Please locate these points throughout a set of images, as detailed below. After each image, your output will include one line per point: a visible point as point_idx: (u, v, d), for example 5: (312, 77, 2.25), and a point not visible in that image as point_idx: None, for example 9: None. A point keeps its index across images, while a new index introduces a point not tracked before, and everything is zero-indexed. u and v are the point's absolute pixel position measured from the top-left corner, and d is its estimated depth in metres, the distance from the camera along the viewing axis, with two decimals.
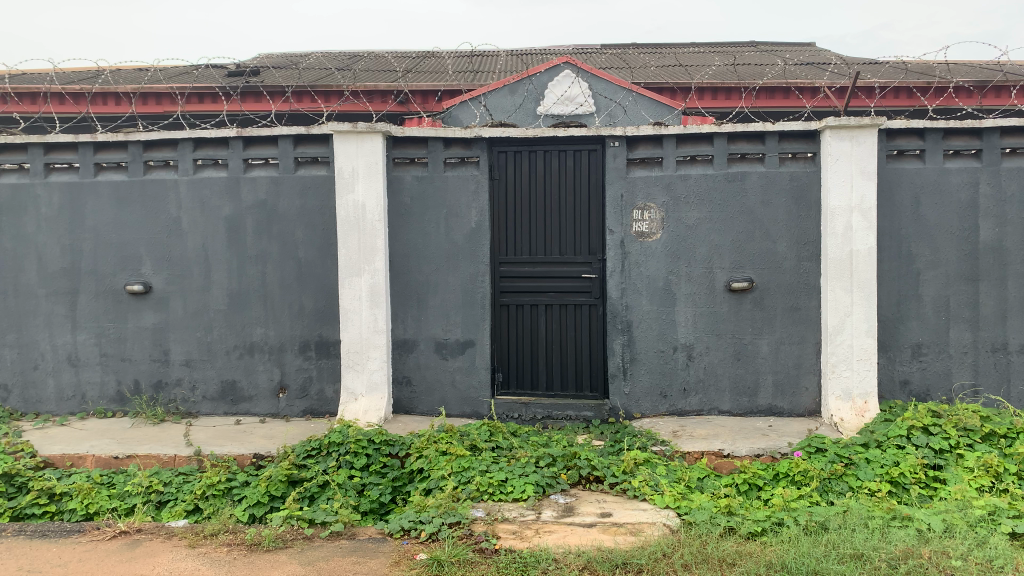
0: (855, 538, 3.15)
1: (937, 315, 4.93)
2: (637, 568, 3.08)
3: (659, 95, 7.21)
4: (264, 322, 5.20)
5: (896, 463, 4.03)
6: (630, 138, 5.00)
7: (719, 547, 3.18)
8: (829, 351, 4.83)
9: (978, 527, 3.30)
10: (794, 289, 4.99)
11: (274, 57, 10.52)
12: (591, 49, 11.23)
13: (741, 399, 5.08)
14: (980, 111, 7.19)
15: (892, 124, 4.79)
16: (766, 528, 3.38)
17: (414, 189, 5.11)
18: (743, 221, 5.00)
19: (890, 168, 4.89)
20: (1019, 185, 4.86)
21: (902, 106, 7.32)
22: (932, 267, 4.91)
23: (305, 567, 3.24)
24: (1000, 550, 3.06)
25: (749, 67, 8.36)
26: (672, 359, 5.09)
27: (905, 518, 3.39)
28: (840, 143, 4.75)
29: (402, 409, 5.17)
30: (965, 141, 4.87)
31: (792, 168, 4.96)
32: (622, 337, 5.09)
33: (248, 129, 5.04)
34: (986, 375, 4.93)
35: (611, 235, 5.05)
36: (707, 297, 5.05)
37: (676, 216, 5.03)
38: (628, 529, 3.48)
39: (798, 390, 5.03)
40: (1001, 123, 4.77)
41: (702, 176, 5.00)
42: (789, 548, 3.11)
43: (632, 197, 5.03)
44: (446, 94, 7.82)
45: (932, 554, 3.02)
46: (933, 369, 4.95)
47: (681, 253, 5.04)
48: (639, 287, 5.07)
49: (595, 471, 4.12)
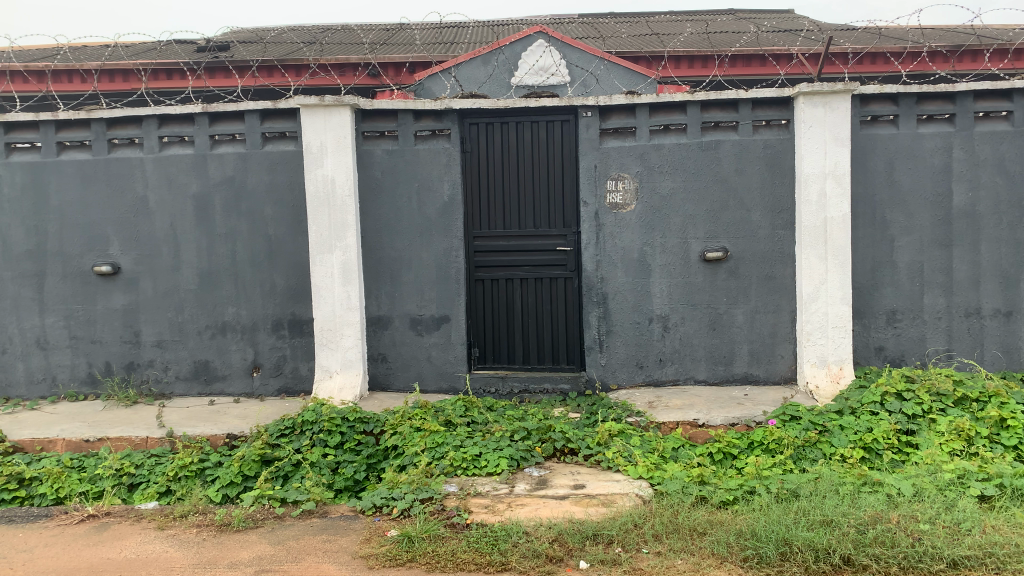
0: (825, 504, 3.15)
1: (912, 281, 4.93)
2: (607, 539, 3.08)
3: (633, 64, 7.13)
4: (236, 301, 5.14)
5: (869, 429, 4.04)
6: (602, 107, 4.94)
7: (690, 516, 3.19)
8: (804, 319, 4.83)
9: (947, 491, 3.32)
10: (769, 258, 4.98)
11: (242, 32, 10.36)
12: (566, 18, 11.07)
13: (717, 367, 5.07)
14: (954, 76, 7.17)
15: (865, 89, 4.75)
16: (737, 497, 3.39)
17: (385, 163, 5.04)
18: (717, 191, 4.97)
19: (864, 134, 4.86)
20: (992, 148, 4.84)
21: (876, 72, 7.28)
22: (906, 233, 4.90)
23: (275, 546, 3.22)
24: (968, 513, 3.07)
25: (723, 35, 8.28)
26: (649, 330, 5.07)
27: (875, 484, 3.41)
28: (813, 109, 4.71)
29: (377, 386, 5.14)
30: (939, 105, 4.83)
31: (766, 137, 4.92)
32: (598, 309, 5.06)
33: (214, 105, 4.94)
34: (959, 340, 4.94)
35: (585, 208, 5.01)
36: (682, 268, 5.03)
37: (650, 186, 4.99)
38: (600, 500, 3.47)
39: (773, 358, 5.03)
40: (974, 87, 4.75)
41: (676, 145, 4.95)
42: (759, 517, 3.11)
43: (606, 168, 4.98)
44: (417, 66, 7.72)
45: (900, 519, 3.03)
46: (907, 334, 4.95)
47: (656, 224, 5.01)
48: (615, 259, 5.03)
49: (569, 443, 4.10)
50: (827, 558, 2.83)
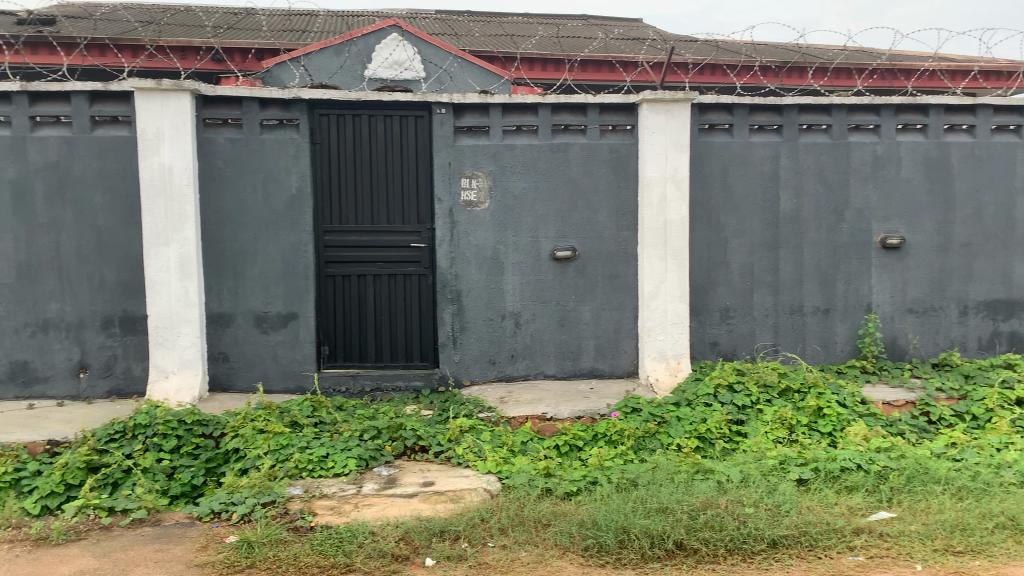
0: (661, 492, 3.31)
1: (742, 281, 5.27)
2: (453, 535, 3.10)
3: (486, 63, 7.18)
4: (59, 296, 4.75)
5: (703, 419, 4.28)
6: (456, 105, 4.95)
7: (535, 509, 3.27)
8: (646, 316, 5.04)
9: (769, 476, 3.58)
10: (614, 257, 5.17)
11: (69, 6, 9.57)
12: (422, 13, 11.00)
13: (565, 363, 5.21)
14: (781, 90, 7.71)
15: (702, 99, 5.03)
16: (580, 488, 3.51)
17: (228, 153, 4.82)
18: (566, 191, 5.10)
19: (701, 141, 5.14)
20: (813, 159, 5.25)
21: (713, 83, 7.70)
22: (738, 236, 5.23)
23: (99, 559, 3.00)
24: (787, 496, 3.33)
25: (573, 40, 8.50)
26: (500, 326, 5.13)
27: (706, 472, 3.62)
28: (656, 116, 4.94)
29: (219, 386, 4.91)
30: (768, 117, 5.19)
31: (612, 141, 5.11)
32: (451, 306, 5.07)
33: (34, 83, 4.54)
34: (784, 335, 5.33)
35: (438, 204, 5.00)
36: (533, 265, 5.13)
37: (502, 184, 5.05)
38: (449, 497, 3.49)
39: (618, 353, 5.23)
40: (798, 101, 5.14)
41: (527, 145, 5.04)
42: (599, 507, 3.23)
43: (459, 165, 4.99)
44: (264, 53, 7.43)
45: (727, 504, 3.23)
46: (738, 330, 5.29)
47: (507, 223, 5.08)
48: (468, 256, 5.06)
49: (419, 441, 4.08)
50: (662, 544, 2.98)
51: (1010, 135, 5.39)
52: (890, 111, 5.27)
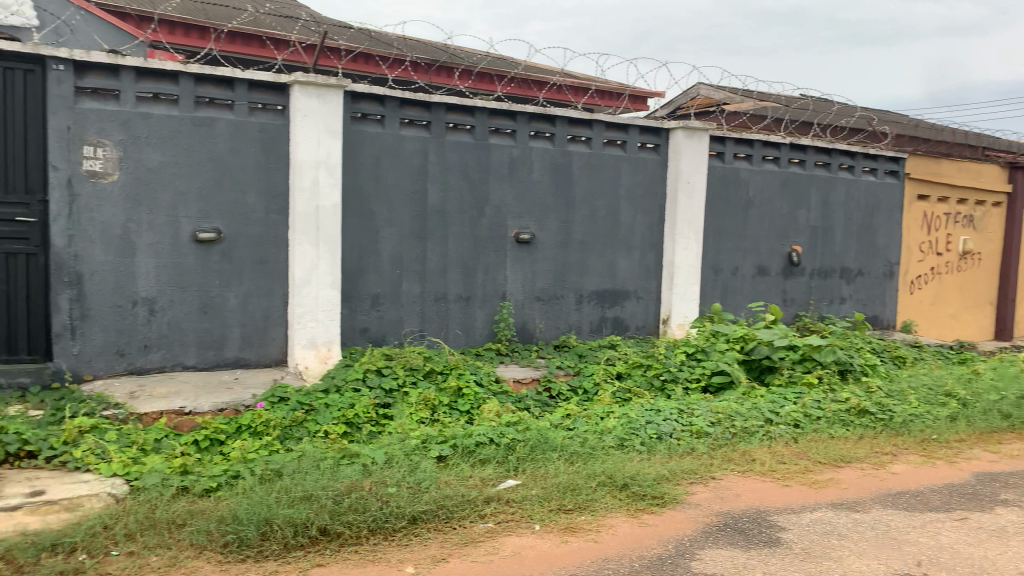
0: (306, 480, 3.29)
1: (391, 269, 5.42)
2: (68, 548, 2.77)
3: (118, 20, 6.44)
4: None
5: (351, 405, 4.35)
6: (77, 63, 4.39)
7: (169, 509, 3.05)
8: (296, 302, 4.95)
9: (412, 455, 3.76)
10: (262, 242, 4.98)
11: None
12: None
13: (207, 352, 4.90)
14: (431, 87, 8.05)
15: (355, 87, 5.07)
16: (220, 484, 3.36)
17: None
18: (210, 170, 4.80)
19: (354, 129, 5.18)
20: (458, 156, 5.58)
21: (367, 72, 7.74)
22: (388, 225, 5.37)
23: None
24: (427, 473, 3.52)
25: (220, 9, 7.99)
26: (131, 314, 4.67)
27: (353, 456, 3.68)
28: (308, 100, 4.86)
29: None
30: (417, 112, 5.41)
31: (262, 120, 4.91)
32: (70, 291, 4.48)
33: None
34: (429, 322, 5.60)
35: (54, 173, 4.38)
36: (171, 248, 4.74)
37: (135, 157, 4.59)
38: (64, 506, 3.10)
39: (265, 341, 5.05)
40: (445, 99, 5.43)
41: (165, 117, 4.64)
42: (242, 500, 3.12)
43: (81, 131, 4.43)
44: None
45: (372, 486, 3.31)
46: (386, 317, 5.43)
47: (141, 200, 4.63)
48: (92, 235, 4.52)
49: (26, 446, 3.55)
50: (305, 532, 2.96)
51: (618, 148, 6.25)
52: (524, 118, 5.80)
